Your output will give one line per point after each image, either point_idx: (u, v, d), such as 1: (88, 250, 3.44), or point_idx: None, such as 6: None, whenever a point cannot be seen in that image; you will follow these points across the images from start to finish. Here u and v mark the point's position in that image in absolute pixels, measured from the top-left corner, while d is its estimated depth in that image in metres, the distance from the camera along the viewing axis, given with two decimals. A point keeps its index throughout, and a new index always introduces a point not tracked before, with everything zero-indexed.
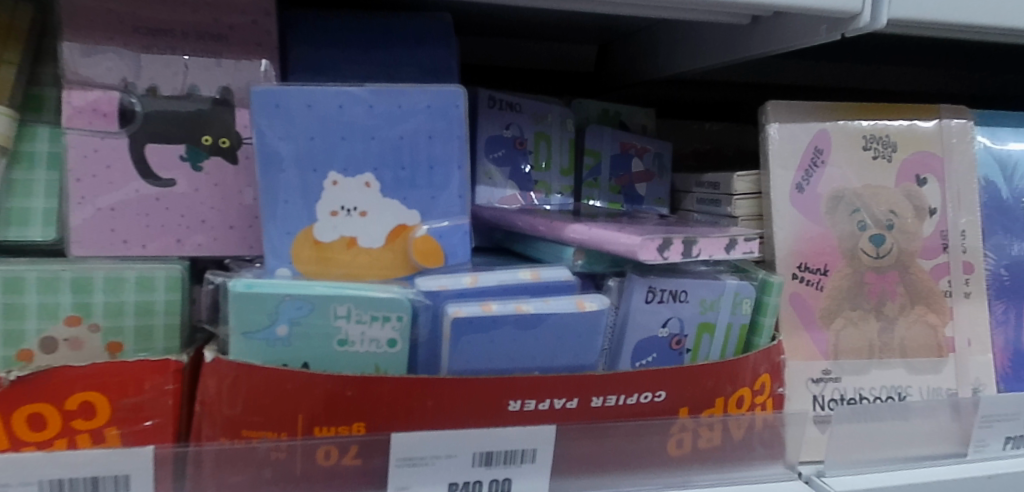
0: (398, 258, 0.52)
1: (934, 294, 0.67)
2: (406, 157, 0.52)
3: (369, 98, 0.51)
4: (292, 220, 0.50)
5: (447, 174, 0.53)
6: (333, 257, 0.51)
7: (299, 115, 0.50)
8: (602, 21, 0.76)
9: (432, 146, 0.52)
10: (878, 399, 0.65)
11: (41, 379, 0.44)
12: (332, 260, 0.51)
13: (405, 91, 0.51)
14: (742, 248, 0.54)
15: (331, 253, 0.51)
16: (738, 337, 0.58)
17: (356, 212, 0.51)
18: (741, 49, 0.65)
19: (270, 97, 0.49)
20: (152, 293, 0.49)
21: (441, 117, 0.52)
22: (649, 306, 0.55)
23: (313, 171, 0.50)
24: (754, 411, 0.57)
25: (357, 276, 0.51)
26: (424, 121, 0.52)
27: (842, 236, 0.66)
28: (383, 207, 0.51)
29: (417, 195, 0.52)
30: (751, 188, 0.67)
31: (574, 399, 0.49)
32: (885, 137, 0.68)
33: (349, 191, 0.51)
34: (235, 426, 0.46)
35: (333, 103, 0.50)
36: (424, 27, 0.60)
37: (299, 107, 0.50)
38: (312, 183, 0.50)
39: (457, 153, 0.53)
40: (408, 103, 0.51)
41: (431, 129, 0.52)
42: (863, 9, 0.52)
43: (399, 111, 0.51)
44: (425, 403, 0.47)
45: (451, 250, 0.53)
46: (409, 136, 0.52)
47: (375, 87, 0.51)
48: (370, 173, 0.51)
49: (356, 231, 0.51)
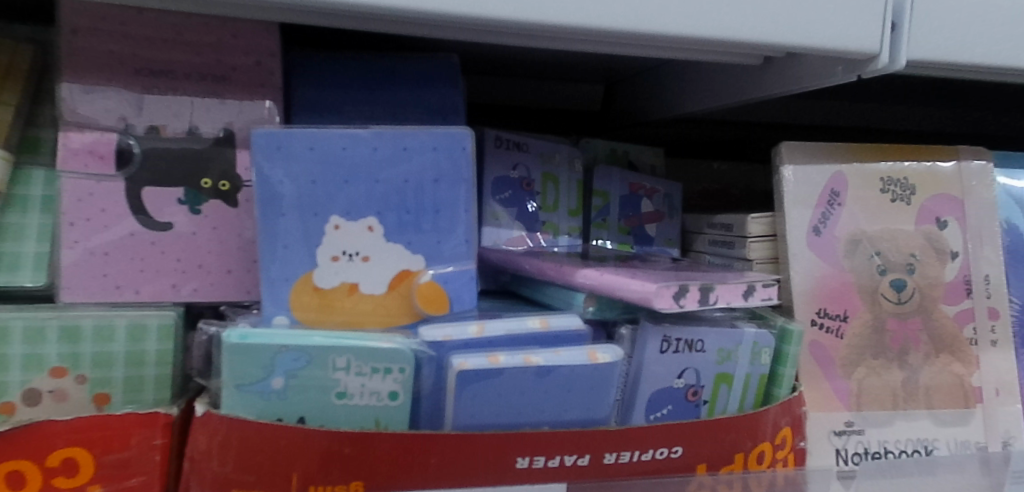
0: (402, 305, 0.50)
1: (959, 342, 0.65)
2: (411, 200, 0.50)
3: (373, 140, 0.49)
4: (292, 266, 0.48)
5: (453, 218, 0.51)
6: (333, 304, 0.49)
7: (301, 156, 0.48)
8: (610, 61, 0.75)
9: (438, 189, 0.50)
10: (904, 453, 0.62)
11: (24, 434, 0.42)
12: (333, 306, 0.49)
13: (410, 133, 0.49)
14: (760, 295, 0.52)
15: (333, 300, 0.49)
16: (756, 388, 0.55)
17: (357, 257, 0.49)
18: (755, 90, 0.63)
19: (271, 140, 0.48)
20: (143, 342, 0.47)
21: (448, 160, 0.50)
22: (663, 357, 0.52)
23: (314, 215, 0.48)
24: (776, 467, 0.54)
25: (358, 323, 0.49)
26: (430, 165, 0.50)
27: (861, 281, 0.63)
28: (386, 251, 0.50)
29: (421, 240, 0.50)
30: (767, 230, 0.65)
31: (585, 455, 0.47)
32: (903, 179, 0.66)
33: (351, 236, 0.49)
34: (226, 484, 0.43)
35: (336, 145, 0.49)
36: (430, 68, 0.59)
37: (301, 149, 0.48)
38: (313, 227, 0.49)
39: (464, 196, 0.51)
40: (414, 146, 0.50)
41: (437, 171, 0.50)
42: (881, 50, 0.50)
43: (404, 153, 0.50)
44: (428, 460, 0.44)
45: (457, 296, 0.51)
46: (414, 179, 0.50)
47: (379, 130, 0.49)
48: (373, 217, 0.49)
49: (359, 277, 0.49)
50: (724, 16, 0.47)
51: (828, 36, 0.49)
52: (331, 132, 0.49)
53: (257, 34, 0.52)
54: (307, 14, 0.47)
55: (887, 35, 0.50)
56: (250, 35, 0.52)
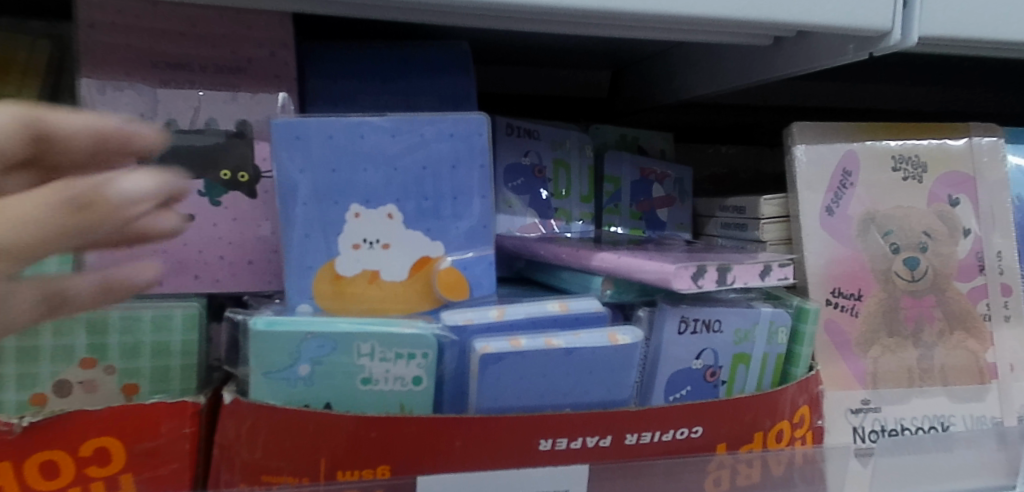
0: (423, 293, 0.50)
1: (973, 318, 0.65)
2: (429, 187, 0.50)
3: (390, 128, 0.49)
4: (312, 254, 0.49)
5: (471, 204, 0.51)
6: (356, 292, 0.49)
7: (319, 146, 0.48)
8: (617, 45, 0.75)
9: (455, 173, 0.51)
10: (921, 429, 0.63)
11: (56, 424, 0.42)
12: (356, 292, 0.49)
13: (427, 120, 0.50)
14: (776, 274, 0.53)
15: (354, 288, 0.49)
16: (774, 368, 0.55)
17: (378, 245, 0.50)
18: (765, 71, 0.63)
19: (289, 129, 0.48)
20: (169, 332, 0.47)
21: (463, 144, 0.50)
22: (682, 338, 0.53)
23: (334, 202, 0.49)
24: (794, 445, 0.55)
25: (380, 310, 0.49)
26: (449, 150, 0.50)
27: (875, 260, 0.64)
28: (407, 239, 0.50)
29: (440, 226, 0.50)
30: (779, 211, 0.65)
31: (607, 436, 0.48)
32: (915, 157, 0.66)
33: (371, 223, 0.49)
34: (256, 470, 0.44)
35: (354, 134, 0.49)
36: (442, 57, 0.59)
37: (319, 138, 0.48)
38: (332, 215, 0.49)
39: (481, 182, 0.51)
40: (430, 133, 0.50)
41: (454, 156, 0.50)
42: (893, 27, 0.50)
43: (422, 139, 0.50)
44: (453, 443, 0.45)
45: (476, 281, 0.51)
46: (431, 166, 0.50)
47: (397, 117, 0.49)
48: (393, 204, 0.50)
49: (381, 265, 0.50)
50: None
51: (842, 14, 0.49)
52: (346, 120, 0.49)
53: (271, 26, 0.52)
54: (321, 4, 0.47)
55: (899, 10, 0.50)
56: (263, 26, 0.52)
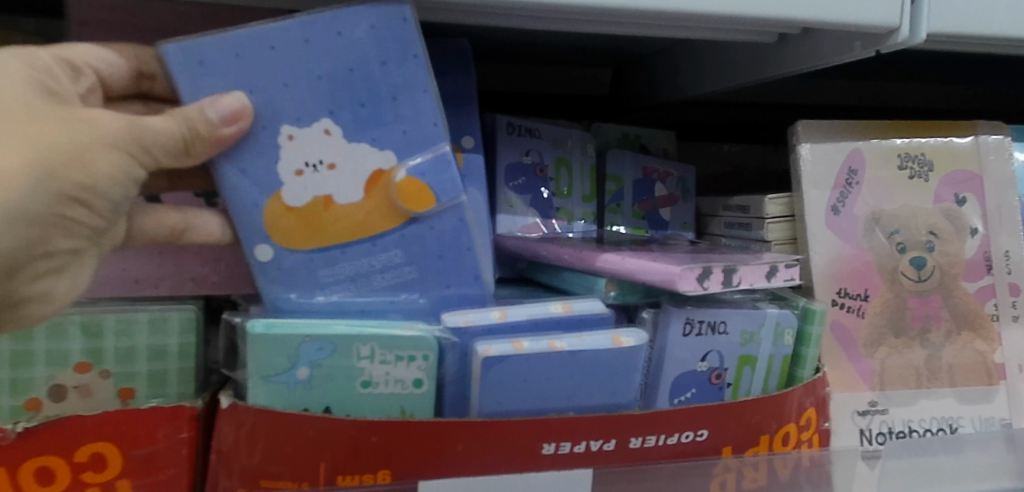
0: (384, 175, 0.47)
1: (981, 318, 0.64)
2: (361, 90, 0.46)
3: (305, 37, 0.44)
4: (255, 193, 0.46)
5: (413, 98, 0.47)
6: (304, 212, 0.47)
7: (226, 64, 0.44)
8: (619, 42, 0.74)
9: (392, 53, 0.45)
10: (929, 432, 0.62)
11: (50, 429, 0.42)
12: (305, 217, 0.47)
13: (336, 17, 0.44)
14: (783, 275, 0.52)
15: (305, 211, 0.47)
16: (780, 370, 0.55)
17: (322, 166, 0.46)
18: (769, 69, 0.62)
19: (193, 53, 0.43)
20: (166, 336, 0.46)
21: (400, 69, 0.46)
22: (687, 340, 0.52)
23: (257, 130, 0.45)
24: (801, 448, 0.54)
25: (350, 231, 0.48)
26: (387, 67, 0.46)
27: (881, 260, 0.63)
28: (353, 154, 0.47)
29: (384, 134, 0.47)
30: (784, 211, 0.64)
31: (611, 440, 0.47)
32: (921, 155, 0.65)
33: (311, 144, 0.46)
34: (254, 476, 0.44)
35: (262, 45, 0.44)
36: (441, 55, 0.59)
37: (223, 56, 0.43)
38: (264, 147, 0.45)
39: (421, 76, 0.46)
40: (358, 15, 0.44)
41: (381, 25, 0.45)
42: (901, 23, 0.49)
43: (349, 9, 0.44)
44: (455, 448, 0.44)
45: (439, 185, 0.48)
46: (358, 66, 0.45)
47: (323, 8, 0.44)
48: (336, 133, 0.46)
49: (326, 183, 0.47)
50: None
51: (851, 11, 0.48)
52: (272, 38, 0.44)
53: None
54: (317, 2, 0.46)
55: (907, 7, 0.49)
56: None
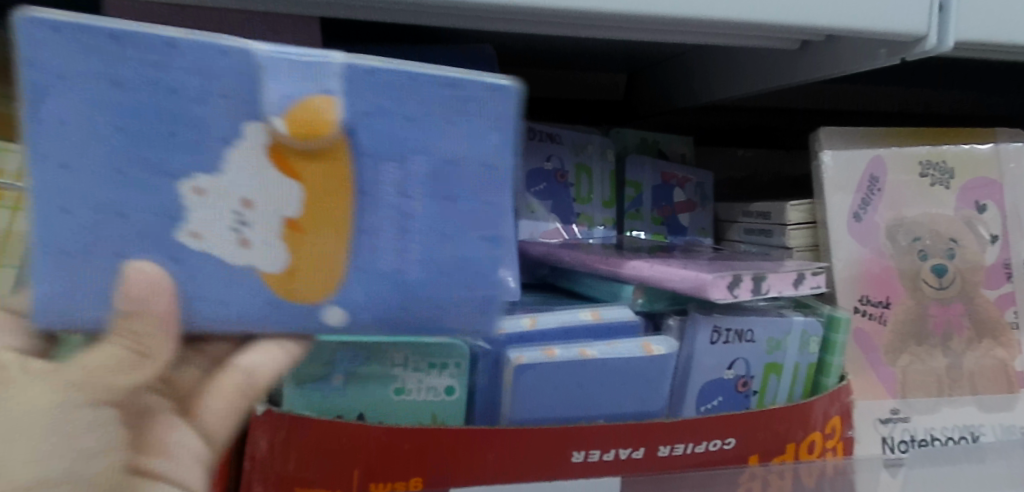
0: (348, 151, 0.35)
1: (1001, 326, 0.64)
2: (158, 107, 0.34)
3: (69, 79, 0.33)
4: (367, 258, 0.37)
5: (200, 87, 0.34)
6: (300, 258, 0.36)
7: (71, 158, 0.34)
8: (638, 48, 0.74)
9: (180, 80, 0.34)
10: (951, 440, 0.62)
11: None
12: (313, 279, 0.36)
13: (53, 56, 0.32)
14: (809, 282, 0.52)
15: (304, 262, 0.36)
16: (804, 378, 0.55)
17: (231, 209, 0.35)
18: (792, 75, 0.62)
19: (45, 200, 0.34)
20: None
21: (386, 85, 0.36)
22: (714, 347, 0.52)
23: (166, 218, 0.35)
24: (827, 457, 0.54)
25: (317, 259, 0.36)
26: (379, 105, 0.36)
27: (903, 267, 0.63)
28: (225, 181, 0.35)
29: (275, 131, 0.35)
30: (805, 217, 0.65)
31: (640, 449, 0.47)
32: (942, 162, 0.65)
33: (225, 192, 0.35)
34: (288, 482, 0.44)
35: (60, 121, 0.33)
36: (465, 61, 0.59)
37: (63, 164, 0.33)
38: (174, 211, 0.35)
39: (199, 53, 0.34)
40: (57, 46, 0.33)
41: (203, 62, 0.34)
42: (929, 31, 0.49)
43: (100, 53, 0.33)
44: (486, 455, 0.44)
45: (386, 135, 0.36)
46: (147, 82, 0.34)
47: (53, 72, 0.33)
48: (398, 213, 0.37)
49: (277, 216, 0.35)
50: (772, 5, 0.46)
51: (877, 20, 0.48)
52: (59, 121, 0.33)
53: (297, 30, 0.51)
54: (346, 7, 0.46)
55: (935, 15, 0.49)
56: (291, 30, 0.51)
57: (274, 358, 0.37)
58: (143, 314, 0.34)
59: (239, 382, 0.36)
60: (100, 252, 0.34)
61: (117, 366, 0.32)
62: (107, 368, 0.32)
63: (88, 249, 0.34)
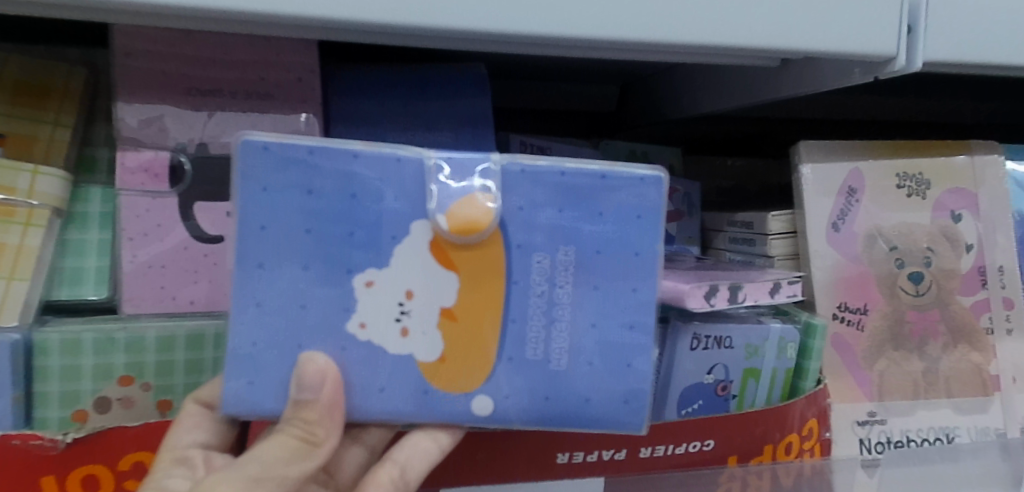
0: (499, 248, 0.44)
1: (976, 331, 0.67)
2: (578, 224, 0.45)
3: (517, 206, 0.44)
4: (588, 347, 0.45)
5: (586, 203, 0.45)
6: (451, 345, 0.44)
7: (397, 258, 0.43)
8: (627, 65, 0.76)
9: (361, 188, 0.43)
10: (926, 441, 0.65)
11: (97, 440, 0.45)
12: (462, 365, 0.44)
13: (271, 187, 0.42)
14: (786, 290, 0.55)
15: (455, 350, 0.44)
16: (783, 382, 0.57)
17: (415, 307, 0.43)
18: (773, 92, 0.64)
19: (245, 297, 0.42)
20: (202, 350, 0.51)
21: (535, 178, 0.44)
22: (694, 354, 0.54)
23: (343, 310, 0.43)
24: (804, 458, 0.57)
25: (471, 345, 0.44)
26: (536, 201, 0.44)
27: (880, 275, 0.65)
28: (432, 284, 0.43)
29: (596, 238, 0.45)
30: (787, 227, 0.66)
31: (622, 450, 0.50)
32: (918, 174, 0.67)
33: (390, 285, 0.43)
34: None
35: (515, 239, 0.44)
36: (458, 79, 0.61)
37: (282, 269, 0.42)
38: (531, 309, 0.45)
39: (584, 177, 0.44)
40: (265, 168, 0.42)
41: (383, 171, 0.43)
42: (899, 53, 0.50)
43: (302, 166, 0.42)
44: (476, 456, 0.48)
45: (623, 239, 0.45)
46: (567, 206, 0.44)
47: (261, 185, 0.42)
48: (543, 300, 0.45)
49: (434, 308, 0.43)
50: (755, 22, 0.46)
51: (857, 36, 0.49)
52: (262, 227, 0.42)
53: (297, 52, 0.54)
54: (333, 32, 0.45)
55: (904, 37, 0.50)
56: (292, 53, 0.54)
57: (422, 432, 0.44)
58: (313, 405, 0.41)
59: (394, 475, 0.43)
60: (288, 344, 0.43)
61: (290, 458, 0.39)
62: (279, 461, 0.39)
63: (270, 340, 0.42)
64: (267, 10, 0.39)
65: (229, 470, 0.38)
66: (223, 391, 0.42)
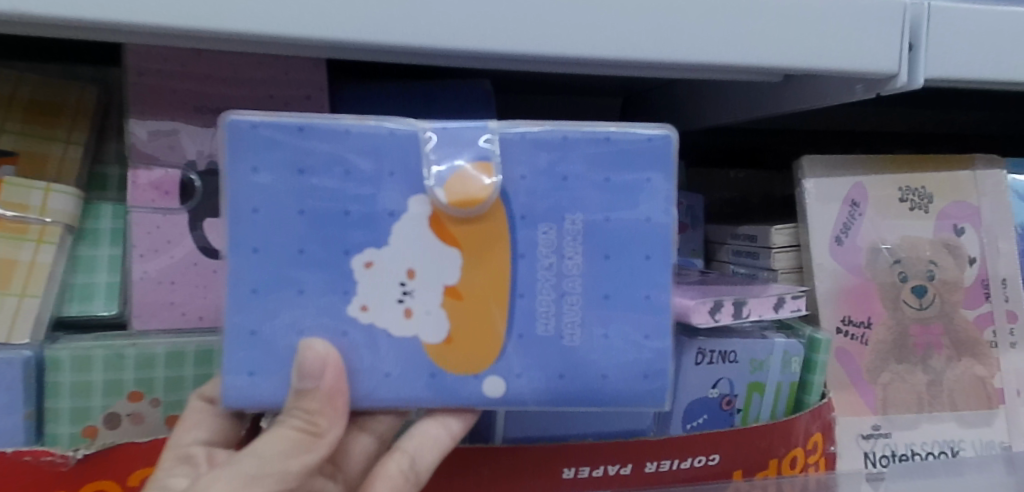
0: (499, 219, 0.44)
1: (980, 344, 0.67)
2: (581, 193, 0.45)
3: (520, 178, 0.44)
4: (601, 318, 0.45)
5: (588, 174, 0.45)
6: (458, 321, 0.44)
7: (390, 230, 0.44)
8: (631, 80, 0.77)
9: (355, 165, 0.43)
10: (931, 454, 0.65)
11: (107, 456, 0.46)
12: (471, 343, 0.44)
13: (263, 167, 0.43)
14: (790, 306, 0.55)
15: (461, 329, 0.44)
16: (788, 395, 0.57)
17: (416, 285, 0.44)
18: (777, 107, 0.65)
19: (242, 284, 0.43)
20: (211, 365, 0.51)
21: (535, 147, 0.45)
22: (700, 368, 0.55)
23: (343, 293, 0.43)
24: (808, 471, 0.57)
25: (475, 323, 0.44)
26: (538, 170, 0.45)
27: (884, 288, 0.65)
28: (431, 259, 0.43)
29: (602, 207, 0.45)
30: (790, 241, 0.67)
31: (627, 465, 0.50)
32: (921, 188, 0.67)
33: (390, 264, 0.44)
34: None
35: (519, 210, 0.44)
36: (465, 95, 0.61)
37: (277, 251, 0.43)
38: (540, 283, 0.45)
39: (584, 146, 0.45)
40: (258, 149, 0.43)
41: (376, 147, 0.43)
42: (900, 69, 0.50)
43: (295, 145, 0.43)
44: (482, 470, 0.48)
45: (629, 204, 0.45)
46: (572, 175, 0.45)
47: (250, 167, 0.43)
48: (552, 273, 0.45)
49: (436, 285, 0.44)
50: (760, 40, 0.47)
51: (859, 52, 0.49)
52: (257, 209, 0.43)
53: (306, 70, 0.55)
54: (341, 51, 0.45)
55: (905, 54, 0.50)
56: (301, 70, 0.54)
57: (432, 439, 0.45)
58: (313, 394, 0.41)
59: (403, 465, 0.43)
60: (289, 332, 0.43)
61: (291, 451, 0.40)
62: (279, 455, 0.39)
63: (268, 327, 0.43)
64: (279, 31, 0.40)
65: (227, 470, 0.38)
66: (226, 384, 0.43)
